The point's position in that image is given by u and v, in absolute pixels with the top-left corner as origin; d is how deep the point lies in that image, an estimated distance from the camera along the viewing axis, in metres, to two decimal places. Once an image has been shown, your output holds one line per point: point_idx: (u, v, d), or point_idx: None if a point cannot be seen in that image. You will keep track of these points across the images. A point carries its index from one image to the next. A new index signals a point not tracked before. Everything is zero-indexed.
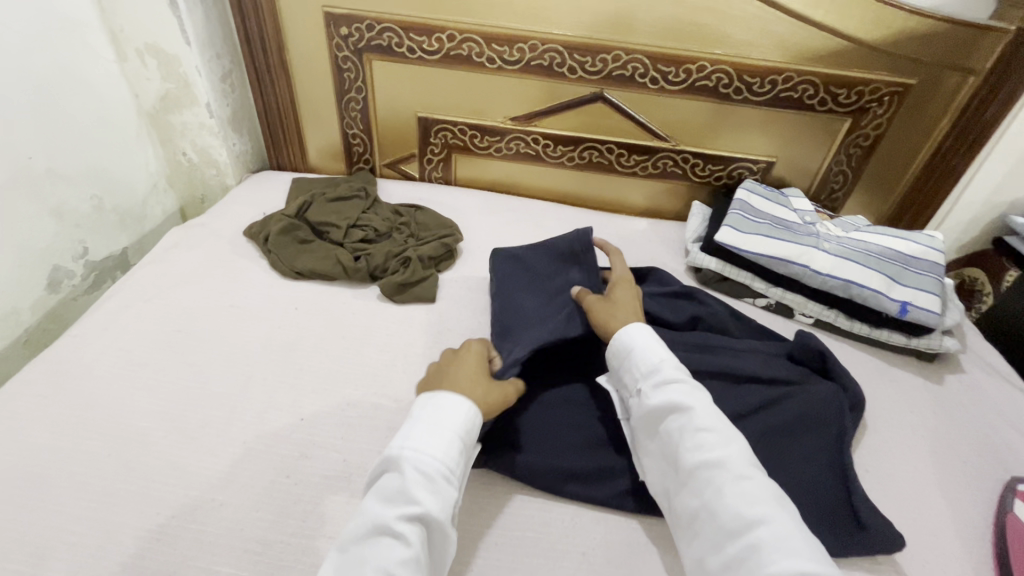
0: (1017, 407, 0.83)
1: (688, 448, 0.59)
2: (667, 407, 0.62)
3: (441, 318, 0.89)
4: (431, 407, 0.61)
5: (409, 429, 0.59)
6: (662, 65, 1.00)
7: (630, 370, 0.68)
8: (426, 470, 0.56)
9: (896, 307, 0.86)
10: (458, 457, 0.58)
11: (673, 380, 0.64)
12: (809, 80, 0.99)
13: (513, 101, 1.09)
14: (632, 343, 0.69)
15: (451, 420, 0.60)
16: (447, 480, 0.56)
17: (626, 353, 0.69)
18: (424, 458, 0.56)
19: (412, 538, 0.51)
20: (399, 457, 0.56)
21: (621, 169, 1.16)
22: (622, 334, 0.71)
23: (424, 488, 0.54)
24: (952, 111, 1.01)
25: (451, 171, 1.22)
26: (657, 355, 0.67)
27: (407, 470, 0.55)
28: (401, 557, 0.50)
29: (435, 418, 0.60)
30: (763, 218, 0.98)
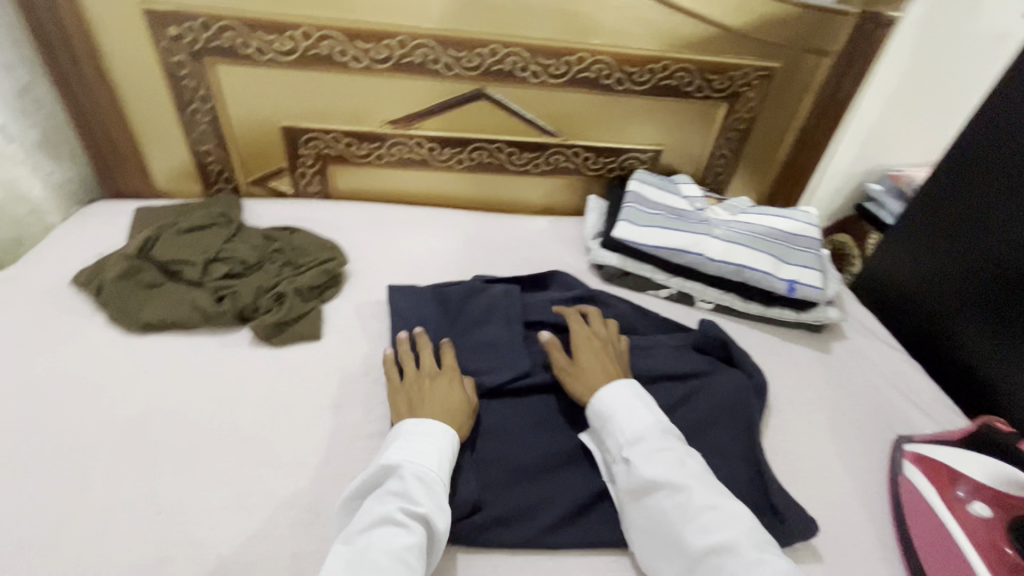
0: (895, 366, 0.89)
1: (689, 526, 0.56)
2: (661, 480, 0.59)
3: (330, 357, 0.79)
4: (418, 425, 0.63)
5: (405, 439, 0.62)
6: (542, 58, 0.96)
7: (615, 437, 0.65)
8: (426, 475, 0.59)
9: (784, 285, 0.89)
10: (450, 467, 0.62)
11: (665, 449, 0.62)
12: (685, 68, 1.00)
13: (389, 103, 1.00)
14: (618, 408, 0.67)
15: (439, 431, 0.63)
16: (443, 484, 0.60)
17: (611, 418, 0.66)
18: (423, 466, 0.59)
19: (417, 533, 0.54)
20: (400, 464, 0.59)
21: (514, 168, 1.11)
22: (604, 397, 0.68)
23: (426, 492, 0.57)
24: (813, 91, 1.07)
25: (329, 184, 1.10)
26: (644, 419, 0.65)
27: (409, 475, 0.58)
28: (408, 548, 0.53)
29: (428, 431, 0.63)
30: (656, 208, 0.98)
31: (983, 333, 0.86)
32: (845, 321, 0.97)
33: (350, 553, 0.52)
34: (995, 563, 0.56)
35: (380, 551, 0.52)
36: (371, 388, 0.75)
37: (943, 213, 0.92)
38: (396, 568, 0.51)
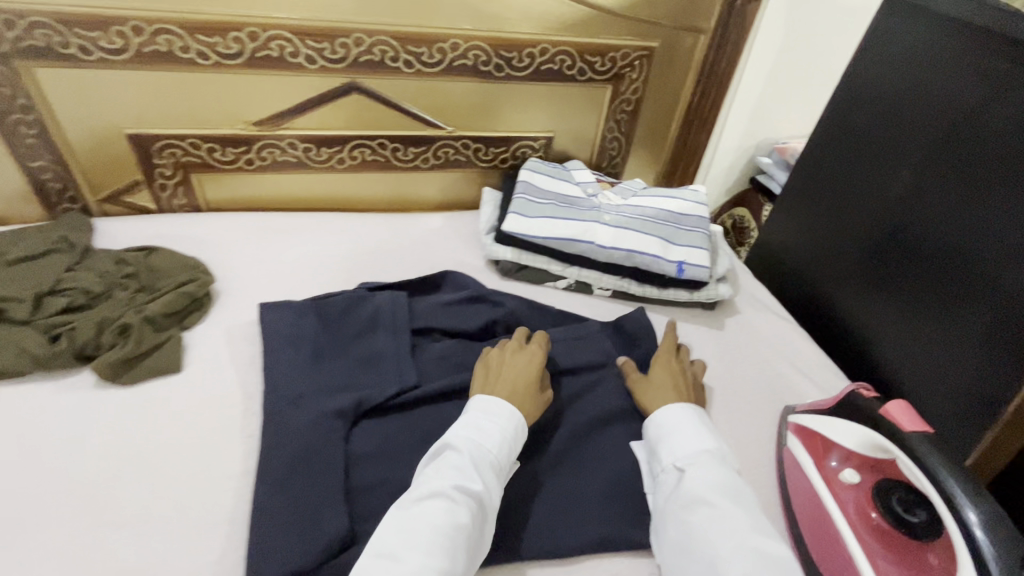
0: (783, 335, 0.92)
1: (723, 546, 0.54)
2: (709, 501, 0.58)
3: (192, 391, 0.71)
4: (487, 404, 0.66)
5: (471, 418, 0.64)
6: (412, 46, 0.90)
7: (669, 451, 0.65)
8: (480, 453, 0.61)
9: (674, 267, 0.89)
10: (511, 450, 0.64)
11: (720, 474, 0.61)
12: (564, 51, 0.97)
13: (250, 103, 0.91)
14: (679, 426, 0.66)
15: (506, 412, 0.65)
16: (498, 466, 0.61)
17: (668, 433, 0.66)
18: (484, 447, 0.62)
19: (467, 511, 0.55)
20: (457, 443, 0.61)
21: (401, 165, 1.04)
22: (671, 412, 0.68)
23: (480, 469, 0.59)
24: (694, 69, 1.07)
25: (196, 195, 0.99)
26: (701, 442, 0.64)
27: (466, 452, 0.60)
28: (458, 523, 0.54)
29: (490, 414, 0.65)
30: (547, 197, 0.95)
31: (857, 292, 0.88)
32: (738, 295, 0.99)
33: (398, 524, 0.54)
34: (861, 527, 0.58)
35: (430, 521, 0.54)
36: (239, 421, 0.68)
37: (821, 177, 0.94)
38: (443, 537, 0.53)
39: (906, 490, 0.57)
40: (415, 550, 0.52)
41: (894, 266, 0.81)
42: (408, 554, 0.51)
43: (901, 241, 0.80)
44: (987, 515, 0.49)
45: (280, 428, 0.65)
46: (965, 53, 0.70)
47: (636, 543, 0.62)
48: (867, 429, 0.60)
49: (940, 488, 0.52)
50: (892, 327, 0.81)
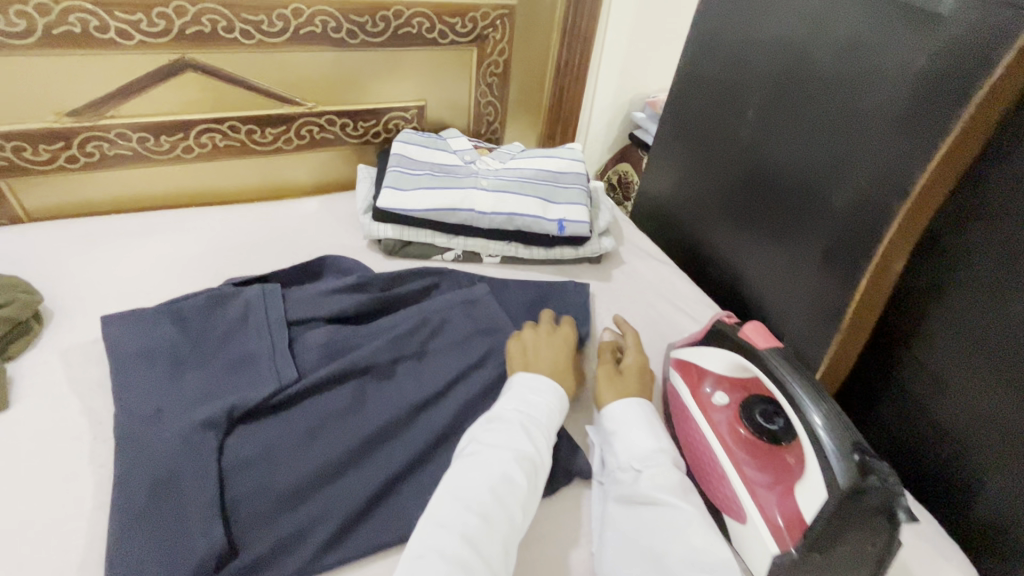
0: (663, 278, 0.96)
1: (675, 545, 0.52)
2: (661, 499, 0.55)
3: (23, 430, 0.61)
4: (528, 377, 0.67)
5: (519, 391, 0.65)
6: (247, 13, 0.81)
7: (620, 450, 0.62)
8: (532, 421, 0.62)
9: (554, 225, 0.89)
10: (558, 420, 0.64)
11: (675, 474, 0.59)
12: (420, 12, 0.92)
13: (57, 90, 0.78)
14: (630, 424, 0.64)
15: (550, 387, 0.66)
16: (546, 433, 0.62)
17: (622, 429, 0.63)
18: (531, 418, 0.62)
19: (521, 475, 0.56)
20: (505, 414, 0.62)
21: (259, 148, 0.95)
22: (625, 410, 0.65)
23: (533, 435, 0.61)
24: (557, 26, 1.07)
25: (10, 205, 0.85)
26: (655, 439, 0.62)
27: (516, 422, 0.61)
28: (512, 487, 0.55)
29: (537, 388, 0.66)
30: (422, 168, 0.92)
31: (725, 230, 0.93)
32: (622, 247, 1.03)
33: (451, 493, 0.54)
34: (733, 440, 0.61)
35: (493, 485, 0.54)
36: (89, 453, 0.60)
37: (684, 123, 0.98)
38: (503, 498, 0.54)
39: (767, 403, 0.63)
40: (471, 519, 0.52)
41: (751, 200, 0.87)
42: (467, 524, 0.51)
43: (754, 175, 0.85)
44: (828, 414, 0.52)
45: (135, 451, 0.58)
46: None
47: (537, 497, 0.62)
48: (725, 350, 0.64)
49: (790, 398, 0.55)
50: (756, 256, 0.87)
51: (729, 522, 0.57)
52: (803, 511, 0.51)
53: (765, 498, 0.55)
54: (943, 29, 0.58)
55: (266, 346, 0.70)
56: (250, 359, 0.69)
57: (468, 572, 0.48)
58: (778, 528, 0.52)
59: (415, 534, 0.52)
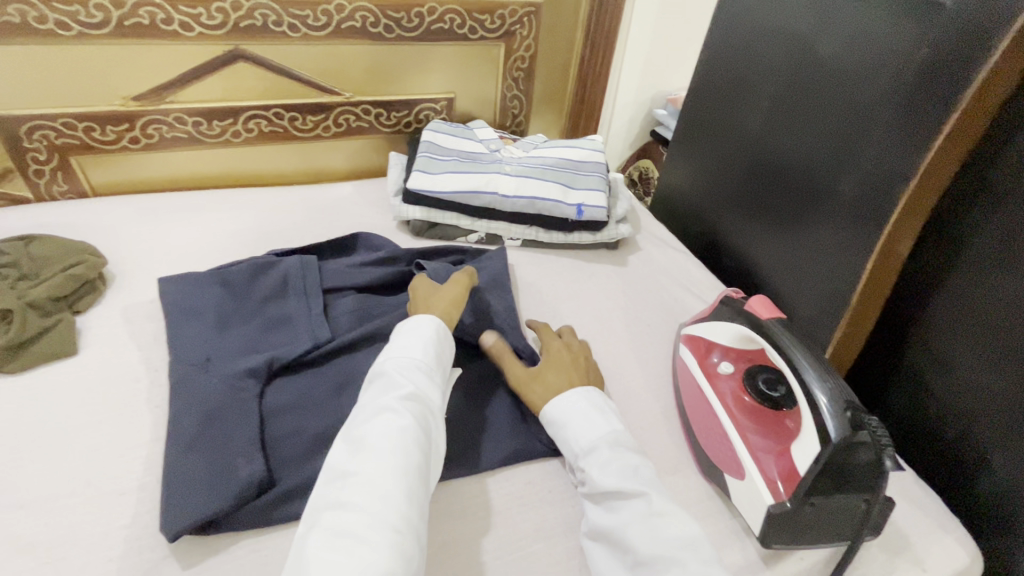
0: (677, 264, 1.00)
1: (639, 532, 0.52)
2: (616, 487, 0.56)
3: (89, 373, 0.69)
4: (406, 324, 0.69)
5: (393, 343, 0.66)
6: (295, 8, 0.89)
7: (569, 442, 0.62)
8: (409, 366, 0.63)
9: (573, 210, 0.94)
10: (435, 359, 0.66)
11: (613, 456, 0.59)
12: (452, 9, 0.99)
13: (125, 77, 0.87)
14: (570, 417, 0.63)
15: (421, 328, 0.68)
16: (429, 373, 0.64)
17: (566, 424, 0.63)
18: (407, 362, 0.64)
19: (405, 414, 0.57)
20: (385, 366, 0.63)
21: (301, 134, 1.03)
22: (562, 404, 0.64)
23: (410, 379, 0.62)
24: (582, 24, 1.12)
25: (79, 181, 0.94)
26: (599, 427, 0.62)
27: (394, 370, 0.62)
28: (401, 426, 0.56)
29: (413, 332, 0.67)
30: (450, 154, 0.98)
31: (739, 220, 0.96)
32: (639, 235, 1.06)
33: (348, 445, 0.55)
34: (735, 406, 0.65)
35: (381, 428, 0.55)
36: (146, 395, 0.67)
37: (701, 118, 1.02)
38: (396, 437, 0.55)
39: (770, 373, 0.66)
40: (366, 460, 0.53)
41: (763, 189, 0.89)
42: (361, 467, 0.53)
43: (765, 166, 0.88)
44: (825, 381, 0.54)
45: (187, 392, 0.65)
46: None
47: (549, 453, 0.66)
48: (733, 323, 0.67)
49: (789, 363, 0.58)
50: (768, 242, 0.90)
51: (729, 480, 0.60)
52: (798, 465, 0.54)
53: (765, 457, 0.58)
54: (946, 15, 0.61)
55: (304, 309, 0.76)
56: (289, 320, 0.75)
57: (372, 512, 0.49)
58: (773, 481, 0.56)
59: (318, 491, 0.53)
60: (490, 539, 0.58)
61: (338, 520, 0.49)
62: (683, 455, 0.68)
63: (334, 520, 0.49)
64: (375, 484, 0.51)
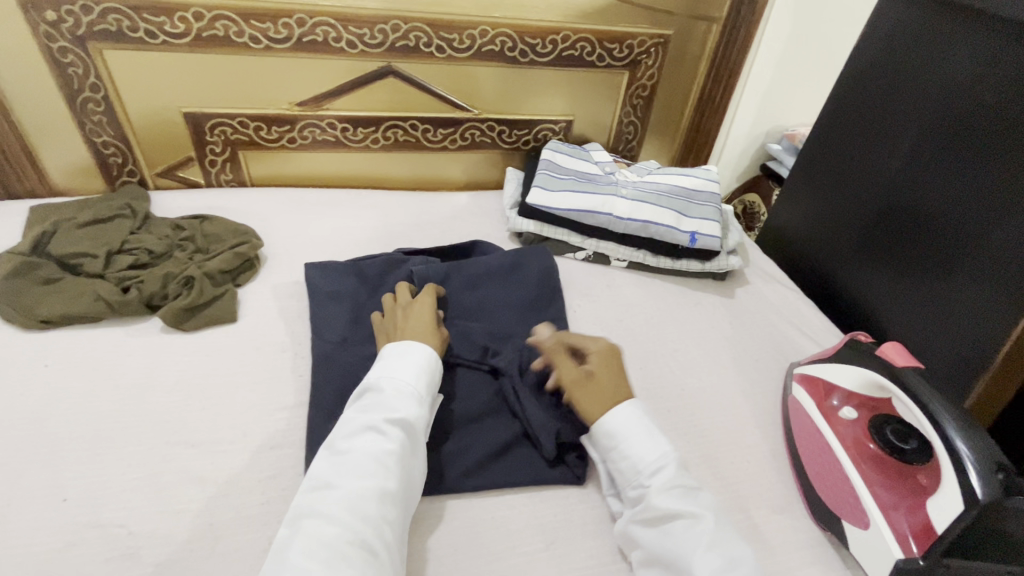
0: (788, 302, 0.97)
1: (698, 556, 0.52)
2: (679, 507, 0.55)
3: (246, 338, 0.78)
4: (405, 343, 0.67)
5: (387, 359, 0.65)
6: (444, 32, 0.97)
7: (625, 458, 0.61)
8: (403, 388, 0.62)
9: (686, 237, 0.96)
10: (429, 382, 0.65)
11: (677, 481, 0.58)
12: (585, 38, 1.04)
13: (295, 86, 0.98)
14: (629, 432, 0.62)
15: (418, 349, 0.66)
16: (423, 397, 0.63)
17: (625, 439, 0.61)
18: (402, 382, 0.62)
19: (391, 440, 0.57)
20: (378, 384, 0.62)
21: (430, 145, 1.12)
22: (620, 418, 0.62)
23: (401, 401, 0.61)
24: (707, 56, 1.13)
25: (242, 172, 1.07)
26: (658, 446, 0.61)
27: (389, 390, 0.61)
28: (385, 451, 0.56)
29: (411, 352, 0.66)
30: (568, 173, 1.02)
31: (857, 267, 0.93)
32: (747, 268, 1.05)
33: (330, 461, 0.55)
34: (858, 455, 0.63)
35: (362, 453, 0.55)
36: (290, 364, 0.75)
37: (821, 159, 0.99)
38: (376, 465, 0.55)
39: (899, 424, 0.63)
40: (351, 481, 0.54)
41: (891, 235, 0.87)
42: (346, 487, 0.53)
43: (895, 215, 0.86)
44: (972, 440, 0.52)
45: (327, 367, 0.72)
46: (948, 32, 0.78)
47: None
48: (861, 368, 0.65)
49: (928, 414, 0.55)
50: (891, 289, 0.87)
51: (848, 527, 0.58)
52: (934, 522, 0.53)
53: (890, 510, 0.57)
54: None
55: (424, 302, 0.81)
56: None
57: (347, 534, 0.50)
58: (903, 535, 0.55)
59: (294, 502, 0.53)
60: (595, 544, 0.60)
61: (319, 531, 0.50)
62: (791, 495, 0.66)
63: (314, 529, 0.50)
64: (355, 507, 0.52)
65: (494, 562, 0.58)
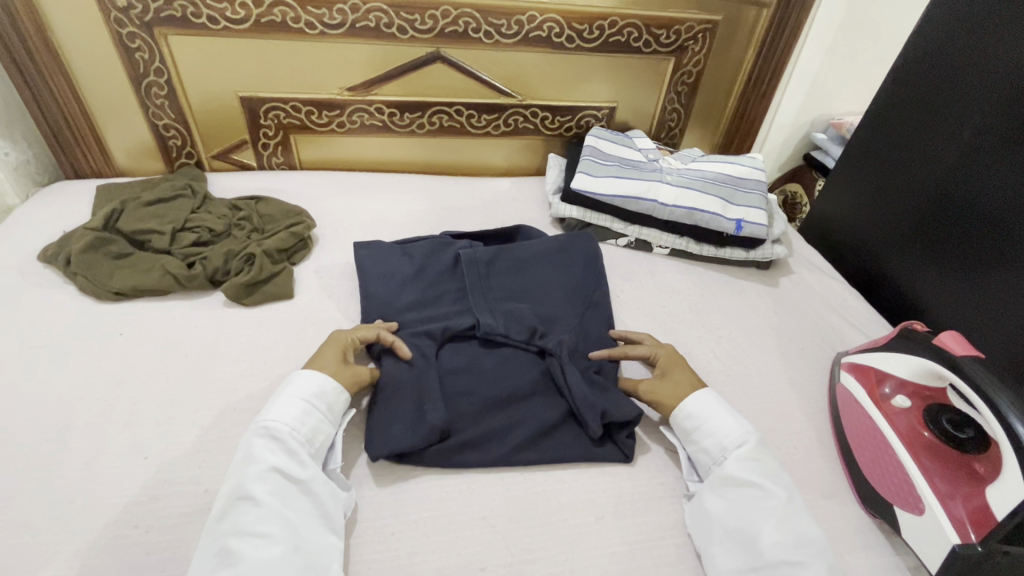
0: (834, 291, 0.96)
1: (771, 527, 0.55)
2: (754, 482, 0.59)
3: (303, 313, 0.82)
4: (284, 385, 0.63)
5: (260, 413, 0.61)
6: (493, 18, 0.98)
7: (711, 435, 0.64)
8: (270, 439, 0.57)
9: (732, 225, 0.96)
10: (303, 420, 0.60)
11: (757, 458, 0.62)
12: (632, 24, 1.04)
13: (345, 72, 1.01)
14: (715, 414, 0.66)
15: (292, 391, 0.62)
16: (297, 439, 0.59)
17: (711, 419, 0.65)
18: (267, 434, 0.58)
19: (262, 503, 0.52)
20: (246, 444, 0.57)
21: (474, 131, 1.13)
22: (705, 401, 0.67)
23: (271, 453, 0.56)
24: (754, 43, 1.12)
25: (292, 155, 1.11)
26: (740, 425, 0.65)
27: (254, 445, 0.57)
28: (258, 518, 0.51)
29: (281, 395, 0.62)
30: (612, 160, 1.02)
31: (909, 260, 0.92)
32: (792, 258, 1.04)
33: (205, 543, 0.51)
34: (912, 445, 0.63)
35: (230, 530, 0.50)
36: None
37: (871, 150, 0.98)
38: (249, 539, 0.50)
39: (954, 412, 0.63)
40: (222, 560, 0.48)
41: (948, 229, 0.85)
42: (221, 566, 0.48)
43: (951, 208, 0.84)
44: None
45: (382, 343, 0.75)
46: (1012, 18, 0.75)
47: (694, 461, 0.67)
48: (916, 356, 0.65)
49: (988, 402, 0.55)
50: (947, 283, 0.85)
51: (899, 512, 0.59)
52: (993, 507, 0.53)
53: (945, 496, 0.57)
54: None
55: (470, 283, 0.82)
56: (459, 293, 0.82)
57: None
58: (961, 522, 0.55)
59: None
60: (644, 520, 0.62)
61: None
62: (838, 481, 0.66)
63: None
64: None
65: (547, 532, 0.60)
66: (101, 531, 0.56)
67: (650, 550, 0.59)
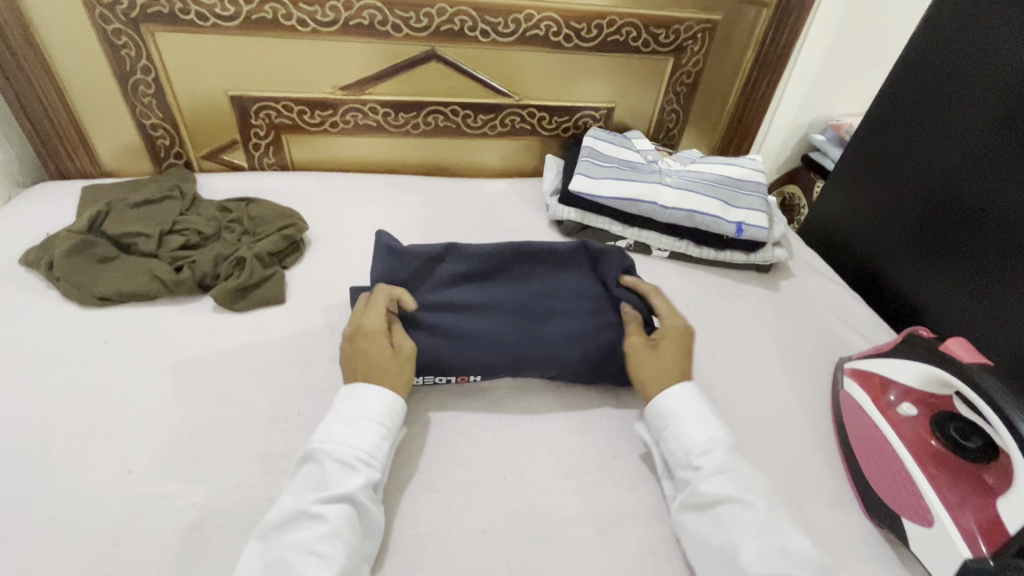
0: (834, 295, 0.95)
1: (748, 542, 0.54)
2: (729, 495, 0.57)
3: (294, 319, 0.79)
4: (357, 392, 0.61)
5: (333, 418, 0.59)
6: (490, 16, 0.96)
7: (682, 439, 0.62)
8: (343, 456, 0.56)
9: (733, 228, 0.95)
10: (379, 441, 0.58)
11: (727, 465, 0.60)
12: (632, 23, 1.02)
13: (338, 71, 0.98)
14: (684, 416, 0.64)
15: (369, 404, 0.60)
16: (370, 461, 0.57)
17: (678, 422, 0.63)
18: (340, 450, 0.56)
19: (331, 527, 0.51)
20: (319, 454, 0.56)
21: (470, 131, 1.11)
22: (675, 402, 0.65)
23: (343, 473, 0.55)
24: (754, 42, 1.10)
25: (285, 155, 1.08)
26: (711, 429, 0.63)
27: (330, 462, 0.55)
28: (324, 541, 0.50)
29: (358, 408, 0.60)
30: (610, 161, 1.00)
31: (912, 262, 0.91)
32: (793, 261, 1.03)
33: (263, 550, 0.50)
34: (920, 453, 0.62)
35: (293, 546, 0.50)
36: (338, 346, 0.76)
37: (871, 153, 0.96)
38: (307, 560, 0.49)
39: (961, 420, 0.62)
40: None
41: (951, 234, 0.84)
42: None
43: (954, 212, 0.83)
44: None
45: None
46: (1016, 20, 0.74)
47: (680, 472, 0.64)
48: (921, 363, 0.64)
49: (998, 411, 0.54)
50: (949, 288, 0.85)
51: (907, 522, 0.58)
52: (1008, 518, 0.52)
53: (953, 505, 0.56)
54: None
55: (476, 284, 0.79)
56: None
57: None
58: (972, 534, 0.54)
59: None
60: (647, 533, 0.60)
61: None
62: (844, 490, 0.65)
63: None
64: None
65: (547, 546, 0.58)
66: (83, 550, 0.53)
67: (653, 564, 0.58)
